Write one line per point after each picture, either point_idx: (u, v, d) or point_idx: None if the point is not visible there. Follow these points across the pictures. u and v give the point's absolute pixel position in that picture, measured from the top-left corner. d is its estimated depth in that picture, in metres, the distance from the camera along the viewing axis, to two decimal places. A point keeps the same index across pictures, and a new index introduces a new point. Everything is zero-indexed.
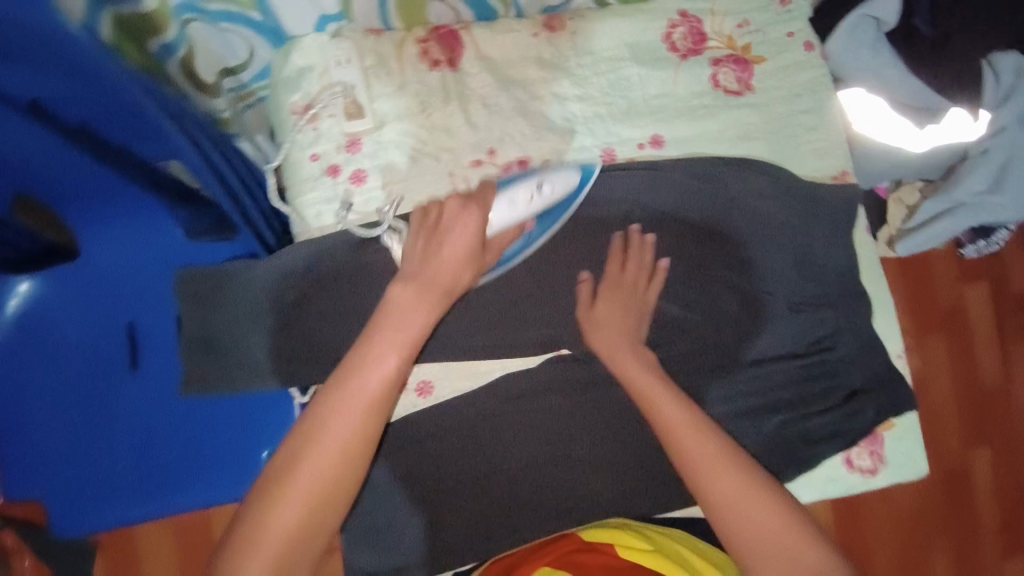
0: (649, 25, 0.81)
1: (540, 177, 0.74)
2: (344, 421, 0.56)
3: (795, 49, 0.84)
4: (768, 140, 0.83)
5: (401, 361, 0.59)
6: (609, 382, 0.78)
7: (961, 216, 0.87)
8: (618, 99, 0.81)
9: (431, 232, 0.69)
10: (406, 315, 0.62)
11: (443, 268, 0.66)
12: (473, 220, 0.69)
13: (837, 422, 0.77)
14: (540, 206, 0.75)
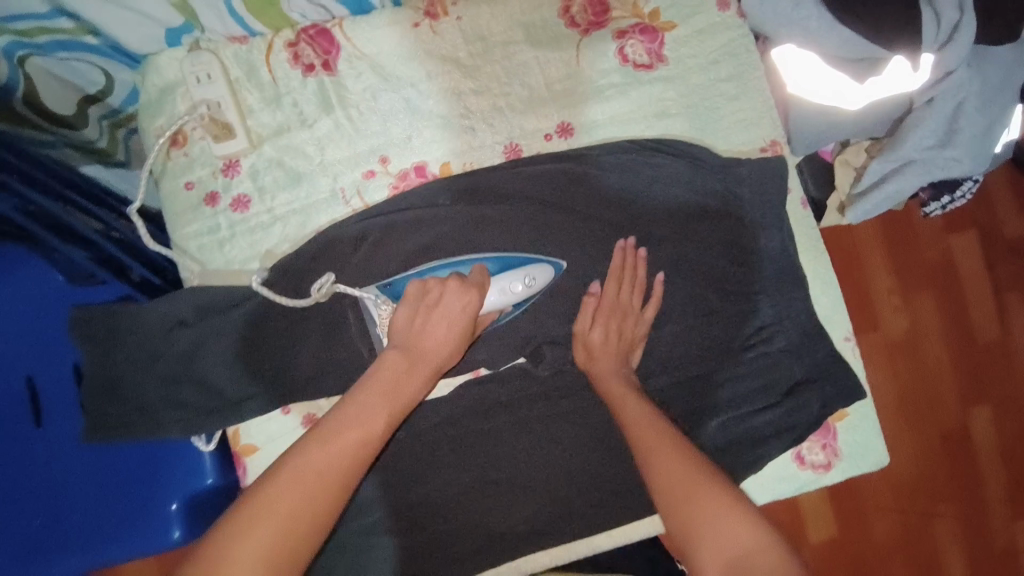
0: (544, 3, 0.74)
1: (529, 268, 0.66)
2: (321, 471, 0.48)
3: (708, 11, 0.76)
4: (687, 117, 0.76)
5: (388, 427, 0.53)
6: (530, 399, 0.72)
7: (912, 174, 0.80)
8: (517, 87, 0.74)
9: (428, 312, 0.59)
10: (404, 379, 0.55)
11: (434, 347, 0.58)
12: (471, 304, 0.60)
13: (783, 418, 0.71)
14: (522, 298, 0.67)
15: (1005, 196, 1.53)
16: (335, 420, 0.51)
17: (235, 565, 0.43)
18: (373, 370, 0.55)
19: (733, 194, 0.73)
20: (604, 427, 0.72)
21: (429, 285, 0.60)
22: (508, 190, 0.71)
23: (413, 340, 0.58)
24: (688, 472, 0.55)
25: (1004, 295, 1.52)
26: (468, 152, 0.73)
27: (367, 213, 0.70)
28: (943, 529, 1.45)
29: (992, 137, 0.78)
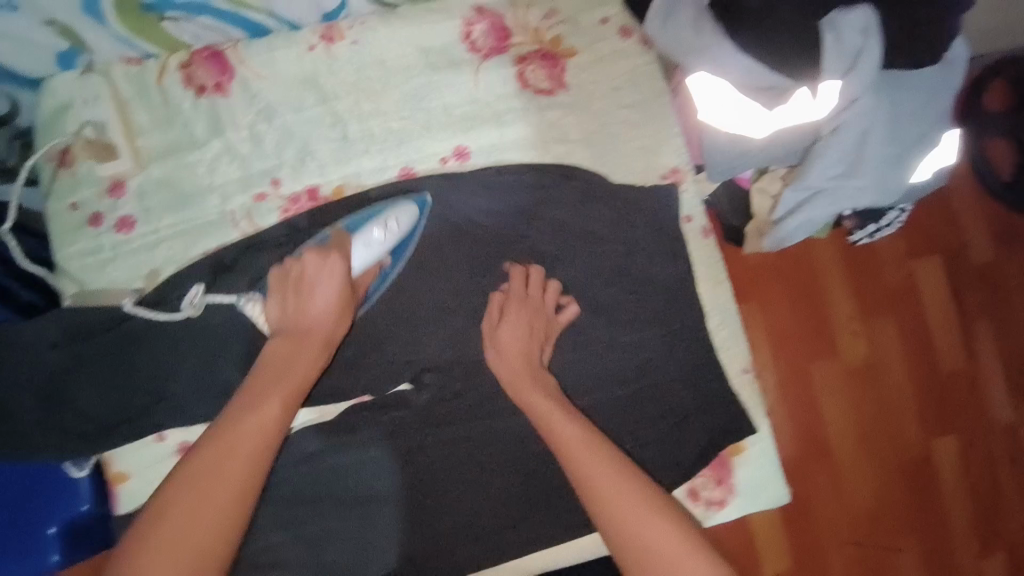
0: (444, 26, 0.73)
1: (389, 213, 0.68)
2: (245, 431, 0.55)
3: (609, 39, 0.76)
4: (587, 144, 0.75)
5: (284, 404, 0.57)
6: (444, 419, 0.71)
7: (821, 204, 0.79)
8: (413, 111, 0.73)
9: (297, 291, 0.64)
10: (290, 359, 0.61)
11: (313, 323, 0.63)
12: (335, 267, 0.63)
13: (667, 452, 0.71)
14: (394, 243, 0.68)
15: (976, 220, 1.47)
16: (239, 408, 0.56)
17: (181, 525, 0.50)
18: (262, 360, 0.61)
19: (620, 223, 0.74)
20: (520, 453, 0.72)
21: (289, 267, 0.65)
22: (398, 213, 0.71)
23: (294, 321, 0.63)
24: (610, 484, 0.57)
25: (972, 321, 1.48)
26: (362, 176, 0.73)
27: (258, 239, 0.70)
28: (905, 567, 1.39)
29: (902, 167, 0.76)
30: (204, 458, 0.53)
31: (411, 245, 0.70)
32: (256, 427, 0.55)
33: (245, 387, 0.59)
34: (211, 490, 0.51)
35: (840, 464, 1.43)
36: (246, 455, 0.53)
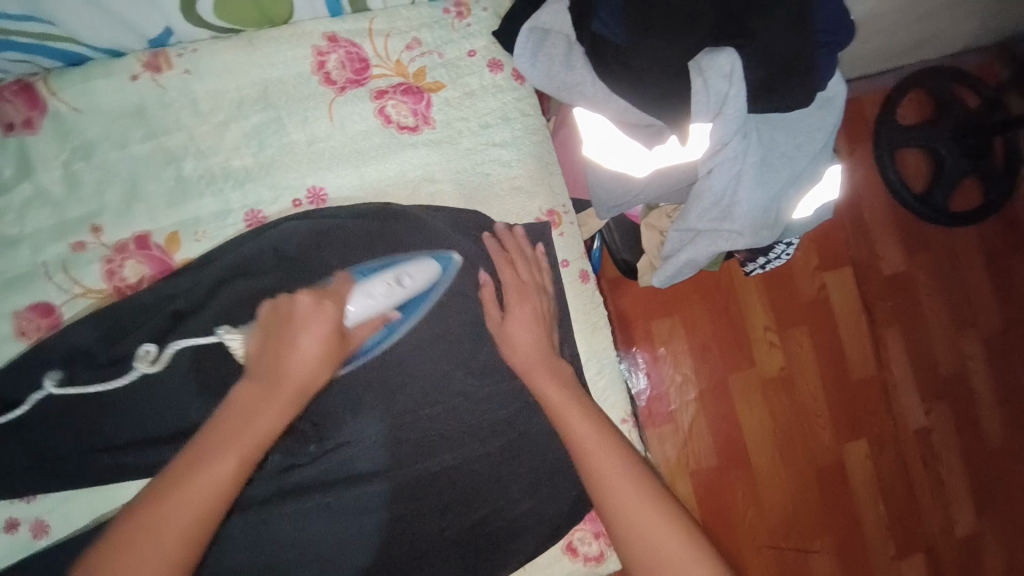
0: (292, 55, 0.67)
1: (407, 270, 0.63)
2: (255, 433, 0.51)
3: (478, 73, 0.72)
4: (457, 185, 0.71)
5: (241, 464, 0.50)
6: (348, 482, 0.67)
7: (700, 245, 0.78)
8: (259, 149, 0.67)
9: (283, 332, 0.55)
10: (263, 409, 0.52)
11: (293, 377, 0.53)
12: (327, 319, 0.55)
13: (537, 509, 0.71)
14: (404, 299, 0.63)
15: (887, 238, 1.72)
16: (191, 461, 0.49)
17: (169, 517, 0.47)
18: (228, 405, 0.53)
19: (506, 265, 0.68)
20: (428, 509, 0.68)
21: (279, 302, 0.57)
22: (241, 268, 0.65)
23: (272, 369, 0.54)
24: (629, 484, 0.58)
25: (881, 331, 1.72)
26: (202, 222, 0.66)
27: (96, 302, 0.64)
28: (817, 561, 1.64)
29: (772, 209, 0.76)
30: (144, 509, 0.48)
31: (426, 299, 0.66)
32: (209, 482, 0.49)
33: (204, 431, 0.52)
34: (155, 541, 0.47)
35: (757, 469, 1.64)
36: (233, 460, 0.50)
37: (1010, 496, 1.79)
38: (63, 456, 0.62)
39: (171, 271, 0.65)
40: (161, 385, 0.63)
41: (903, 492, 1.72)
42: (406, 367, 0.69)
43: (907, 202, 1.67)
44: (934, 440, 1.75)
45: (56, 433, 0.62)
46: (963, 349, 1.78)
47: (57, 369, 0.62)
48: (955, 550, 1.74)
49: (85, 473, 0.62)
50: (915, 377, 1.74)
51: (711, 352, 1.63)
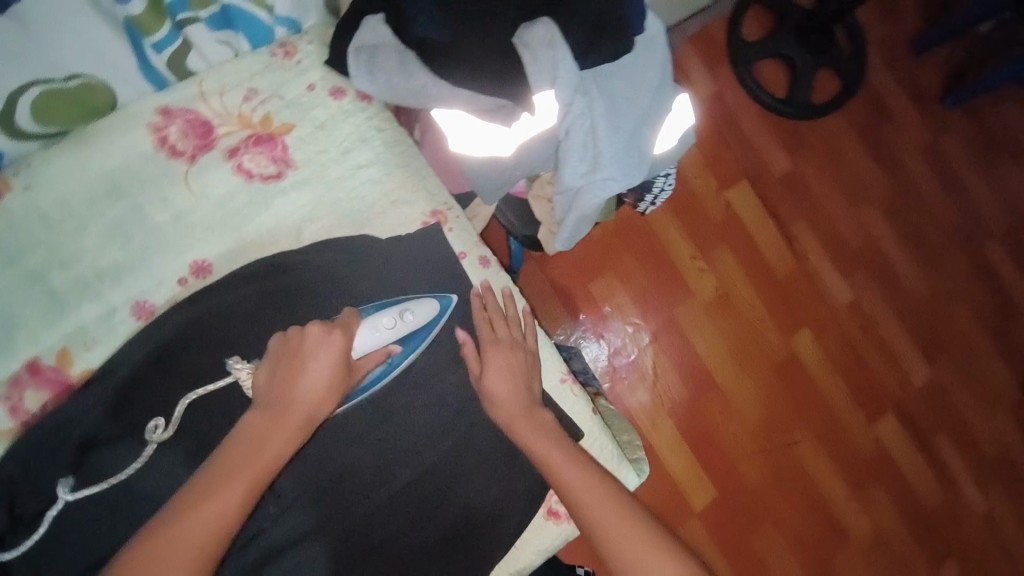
0: (130, 140, 0.67)
1: (410, 304, 0.69)
2: (264, 452, 0.55)
3: (323, 104, 0.73)
4: (337, 216, 0.72)
5: (246, 497, 0.53)
6: (303, 543, 0.65)
7: (584, 200, 0.82)
8: (125, 242, 0.66)
9: (293, 363, 0.60)
10: (265, 440, 0.56)
11: (302, 404, 0.59)
12: (338, 350, 0.61)
13: (505, 485, 0.74)
14: (406, 332, 0.68)
15: (770, 144, 1.87)
16: (200, 493, 0.52)
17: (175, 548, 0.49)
18: (237, 432, 0.57)
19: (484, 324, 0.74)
20: (404, 525, 0.70)
21: (288, 336, 0.61)
22: (140, 361, 0.63)
23: (275, 397, 0.58)
24: (620, 518, 0.63)
25: (790, 227, 1.86)
26: (89, 330, 0.65)
27: (7, 442, 0.62)
28: (804, 449, 1.79)
29: (633, 150, 0.82)
30: (149, 550, 0.49)
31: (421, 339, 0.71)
32: (219, 511, 0.51)
33: (212, 460, 0.55)
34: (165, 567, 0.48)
35: (723, 386, 1.75)
36: (238, 490, 0.53)
37: (949, 336, 1.96)
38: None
39: (71, 390, 0.64)
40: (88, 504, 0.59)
41: (855, 362, 1.87)
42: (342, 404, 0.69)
43: (775, 108, 1.81)
44: (867, 308, 1.90)
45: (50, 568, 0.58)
46: (866, 220, 1.94)
47: (69, 476, 0.59)
48: (918, 396, 1.91)
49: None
50: (833, 258, 1.89)
51: (651, 294, 1.72)
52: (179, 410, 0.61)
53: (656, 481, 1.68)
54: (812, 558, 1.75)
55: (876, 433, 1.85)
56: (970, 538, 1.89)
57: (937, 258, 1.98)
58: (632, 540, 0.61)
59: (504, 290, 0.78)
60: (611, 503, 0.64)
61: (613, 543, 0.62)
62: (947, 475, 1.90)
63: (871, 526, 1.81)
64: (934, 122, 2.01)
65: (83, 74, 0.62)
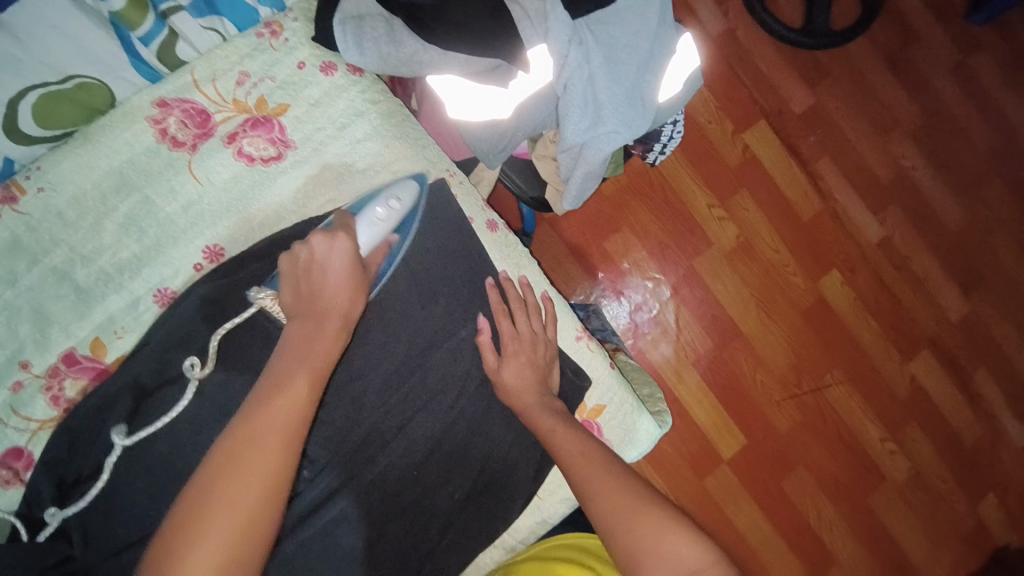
0: (132, 135, 0.68)
1: (392, 190, 0.69)
2: (314, 350, 0.59)
3: (315, 80, 0.72)
4: (339, 190, 0.72)
5: (308, 396, 0.56)
6: (343, 528, 0.69)
7: (591, 154, 0.80)
8: (141, 234, 0.69)
9: (308, 275, 0.63)
10: (311, 342, 0.59)
11: (329, 307, 0.61)
12: (342, 246, 0.64)
13: (524, 439, 0.76)
14: (399, 219, 0.69)
15: (788, 78, 1.77)
16: (264, 395, 0.54)
17: (256, 466, 0.50)
18: (282, 341, 0.60)
19: (503, 314, 0.74)
20: (434, 480, 0.73)
21: (296, 252, 0.64)
22: (163, 344, 0.67)
23: (309, 303, 0.62)
24: (646, 520, 0.60)
25: (813, 166, 1.79)
26: (118, 319, 0.68)
27: (53, 430, 0.66)
28: (835, 391, 1.77)
29: (637, 98, 0.78)
30: (222, 471, 0.49)
31: (416, 220, 0.71)
32: (287, 414, 0.54)
33: (272, 362, 0.58)
34: (246, 479, 0.49)
35: (749, 335, 1.73)
36: (299, 391, 0.55)
37: (990, 268, 1.87)
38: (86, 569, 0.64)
39: (108, 374, 0.68)
40: (139, 472, 0.65)
41: (888, 301, 1.81)
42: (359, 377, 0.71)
43: (792, 39, 1.71)
44: (900, 243, 1.83)
45: (122, 524, 0.65)
46: (896, 151, 1.84)
47: (121, 423, 0.65)
48: (954, 331, 1.85)
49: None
50: (860, 193, 1.81)
51: (669, 247, 1.70)
52: (212, 345, 0.65)
53: (683, 432, 1.70)
54: (846, 498, 1.76)
55: (910, 372, 1.81)
56: (1009, 471, 1.86)
57: (975, 185, 1.87)
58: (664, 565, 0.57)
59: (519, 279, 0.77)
60: (634, 506, 0.62)
61: (635, 545, 0.59)
62: (987, 409, 1.85)
63: (907, 465, 1.80)
64: (964, 41, 1.88)
65: (77, 75, 0.64)
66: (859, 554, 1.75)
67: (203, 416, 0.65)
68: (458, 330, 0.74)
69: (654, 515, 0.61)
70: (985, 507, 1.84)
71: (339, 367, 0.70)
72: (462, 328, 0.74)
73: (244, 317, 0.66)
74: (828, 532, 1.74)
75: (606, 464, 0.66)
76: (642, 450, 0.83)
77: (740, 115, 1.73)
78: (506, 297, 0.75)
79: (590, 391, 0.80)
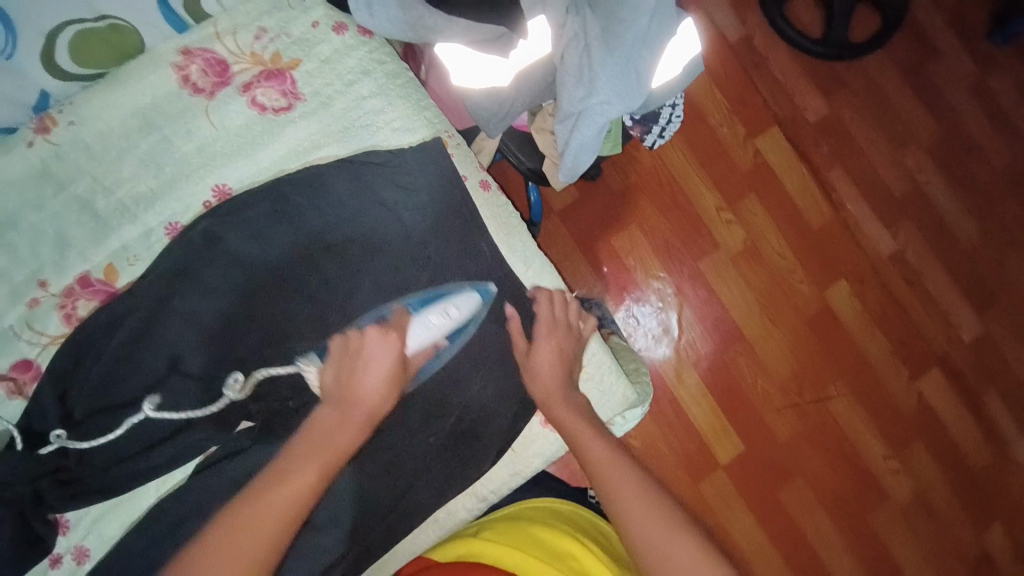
0: (159, 80, 0.74)
1: (450, 300, 0.74)
2: (336, 438, 0.63)
3: (327, 38, 0.77)
4: (342, 142, 0.76)
5: (317, 478, 0.60)
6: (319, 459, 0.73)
7: (585, 123, 0.82)
8: (157, 170, 0.74)
9: (352, 364, 0.67)
10: (337, 432, 0.64)
11: (366, 399, 0.66)
12: (391, 346, 0.68)
13: (501, 391, 0.78)
14: (452, 326, 0.74)
15: (802, 87, 1.78)
16: (283, 467, 0.61)
17: (261, 521, 0.57)
18: (312, 422, 0.65)
19: (488, 266, 0.77)
20: (411, 425, 0.75)
21: (348, 339, 0.69)
22: (163, 273, 0.72)
23: (348, 393, 0.66)
24: (636, 494, 0.68)
25: (825, 175, 1.78)
26: (129, 248, 0.73)
27: (61, 345, 0.71)
28: (839, 403, 1.74)
29: (633, 72, 0.80)
30: (237, 520, 0.57)
31: (468, 329, 0.76)
32: (292, 492, 0.59)
33: (295, 444, 0.64)
34: (252, 528, 0.56)
35: (751, 340, 1.72)
36: (312, 466, 0.61)
37: (1007, 289, 1.83)
38: (78, 479, 0.70)
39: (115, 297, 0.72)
40: (142, 387, 0.71)
41: (898, 316, 1.78)
42: (342, 318, 0.74)
43: (808, 49, 1.72)
44: (911, 258, 1.80)
45: (123, 442, 0.70)
46: (911, 165, 1.82)
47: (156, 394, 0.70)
48: (967, 351, 1.80)
49: (98, 489, 0.70)
50: (873, 206, 1.80)
51: (674, 246, 1.71)
52: (255, 377, 0.71)
53: (679, 433, 1.68)
54: (846, 515, 1.71)
55: (918, 388, 1.77)
56: (1023, 502, 1.79)
57: (993, 204, 1.84)
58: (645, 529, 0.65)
59: (557, 293, 0.80)
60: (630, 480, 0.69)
61: (622, 507, 0.68)
62: (1000, 435, 1.80)
63: (911, 485, 1.75)
64: (986, 59, 1.87)
65: (110, 15, 0.71)
66: (858, 573, 1.70)
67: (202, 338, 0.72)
68: (444, 279, 0.76)
69: (641, 492, 0.68)
70: (994, 538, 1.77)
71: (327, 309, 0.74)
72: (448, 279, 0.76)
73: (282, 371, 0.72)
74: (826, 548, 1.69)
75: (605, 442, 0.73)
76: (617, 413, 0.85)
77: (752, 120, 1.75)
78: (492, 252, 0.78)
79: (587, 350, 0.82)
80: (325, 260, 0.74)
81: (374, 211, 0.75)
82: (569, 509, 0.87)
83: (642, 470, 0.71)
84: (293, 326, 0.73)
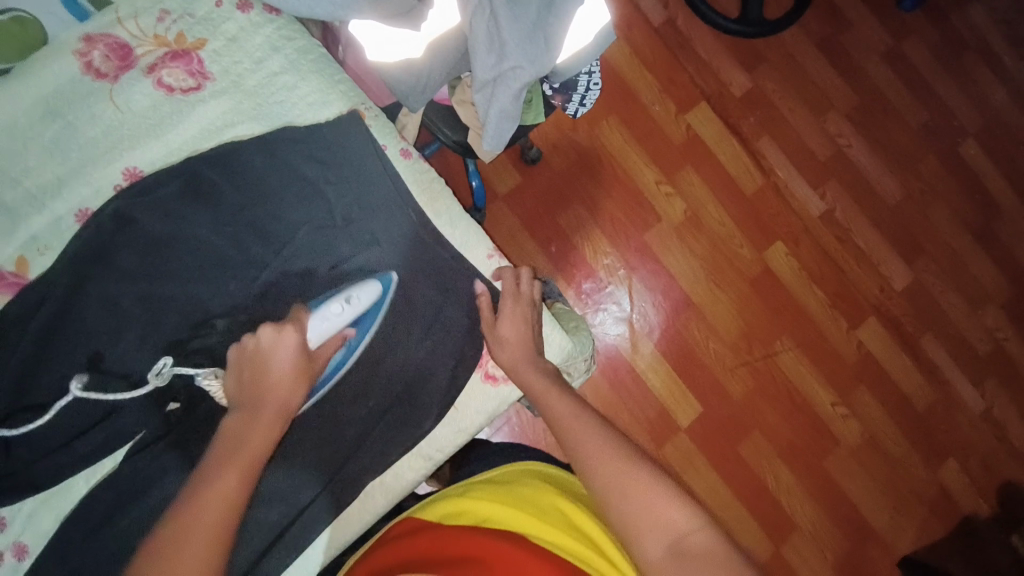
0: (58, 67, 0.72)
1: (350, 290, 0.72)
2: (247, 444, 0.62)
3: (232, 17, 0.77)
4: (256, 119, 0.77)
5: (238, 485, 0.60)
6: None
7: (501, 89, 0.84)
8: (64, 157, 0.72)
9: (256, 361, 0.66)
10: (243, 436, 0.63)
11: (270, 393, 0.65)
12: (288, 342, 0.67)
13: (437, 350, 0.79)
14: (354, 315, 0.72)
15: (726, 63, 1.87)
16: (199, 483, 0.59)
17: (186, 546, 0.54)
18: (221, 434, 0.64)
19: (416, 230, 0.78)
20: (350, 390, 0.77)
21: (242, 342, 0.67)
22: (73, 259, 0.70)
23: (254, 393, 0.65)
24: (598, 439, 0.70)
25: (754, 145, 1.87)
26: (41, 238, 0.72)
27: None
28: (787, 359, 1.82)
29: (540, 37, 0.83)
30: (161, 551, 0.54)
31: (376, 315, 0.75)
32: (214, 505, 0.57)
33: (206, 459, 0.62)
34: (178, 554, 0.54)
35: (700, 305, 1.79)
36: (228, 477, 0.59)
37: (930, 238, 1.96)
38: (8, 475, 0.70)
39: (27, 287, 0.71)
40: (69, 367, 0.70)
41: (834, 271, 1.88)
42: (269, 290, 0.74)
43: (727, 27, 1.81)
44: (841, 217, 1.91)
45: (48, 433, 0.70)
46: (833, 130, 1.93)
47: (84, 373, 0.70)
48: (900, 300, 1.92)
49: (32, 483, 0.70)
50: (801, 170, 1.90)
51: (619, 222, 1.76)
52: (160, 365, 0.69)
53: (640, 402, 1.72)
54: (804, 465, 1.79)
55: (858, 339, 1.87)
56: (968, 436, 1.90)
57: (909, 161, 1.97)
58: (608, 467, 0.67)
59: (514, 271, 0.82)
60: (591, 427, 0.72)
61: (585, 450, 0.70)
62: (938, 375, 1.91)
63: (861, 430, 1.84)
64: (891, 27, 2.00)
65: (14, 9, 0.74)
66: (820, 519, 1.78)
67: (126, 322, 0.72)
68: (374, 246, 0.77)
69: (602, 437, 0.71)
70: (946, 474, 1.87)
71: (255, 282, 0.74)
72: (378, 246, 0.77)
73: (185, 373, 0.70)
74: (788, 498, 1.77)
75: (563, 393, 0.75)
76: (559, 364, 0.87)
77: (682, 97, 1.82)
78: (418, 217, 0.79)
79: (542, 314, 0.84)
80: (251, 237, 0.74)
81: (295, 183, 0.76)
82: (559, 474, 0.88)
83: (601, 419, 0.74)
84: (217, 303, 0.73)
